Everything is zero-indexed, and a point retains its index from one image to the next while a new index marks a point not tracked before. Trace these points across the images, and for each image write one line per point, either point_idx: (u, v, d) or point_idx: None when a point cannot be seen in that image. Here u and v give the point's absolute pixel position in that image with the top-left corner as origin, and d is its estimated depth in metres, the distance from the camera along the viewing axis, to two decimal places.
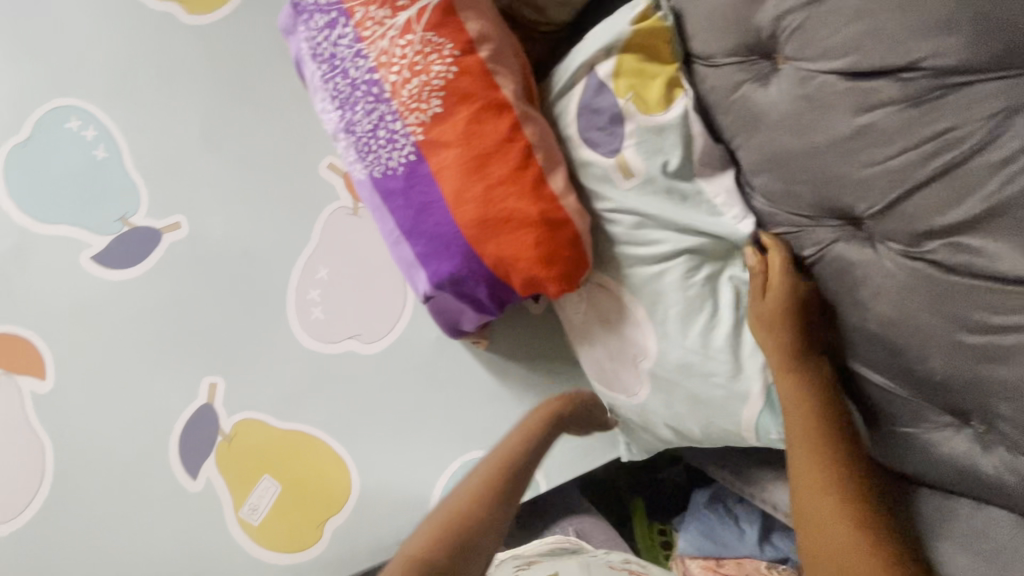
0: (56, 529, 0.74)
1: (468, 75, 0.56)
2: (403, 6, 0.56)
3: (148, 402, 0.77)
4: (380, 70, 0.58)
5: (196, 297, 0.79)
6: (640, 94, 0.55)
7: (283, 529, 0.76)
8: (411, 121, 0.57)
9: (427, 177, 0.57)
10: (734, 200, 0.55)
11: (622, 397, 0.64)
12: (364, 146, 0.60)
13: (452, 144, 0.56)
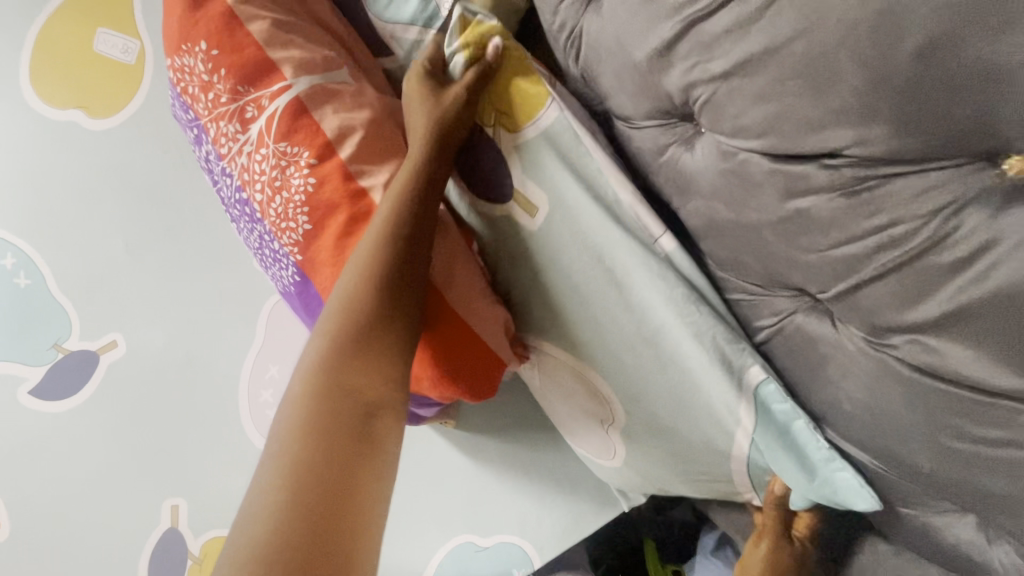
0: None
1: (329, 184, 0.49)
2: (252, 117, 0.50)
3: (110, 534, 0.73)
4: (246, 188, 0.52)
5: (143, 416, 0.74)
6: (504, 115, 0.50)
7: None
8: (286, 240, 0.51)
9: (315, 298, 0.52)
10: (648, 215, 0.48)
11: (609, 459, 0.61)
12: (260, 262, 0.57)
13: (324, 265, 0.49)
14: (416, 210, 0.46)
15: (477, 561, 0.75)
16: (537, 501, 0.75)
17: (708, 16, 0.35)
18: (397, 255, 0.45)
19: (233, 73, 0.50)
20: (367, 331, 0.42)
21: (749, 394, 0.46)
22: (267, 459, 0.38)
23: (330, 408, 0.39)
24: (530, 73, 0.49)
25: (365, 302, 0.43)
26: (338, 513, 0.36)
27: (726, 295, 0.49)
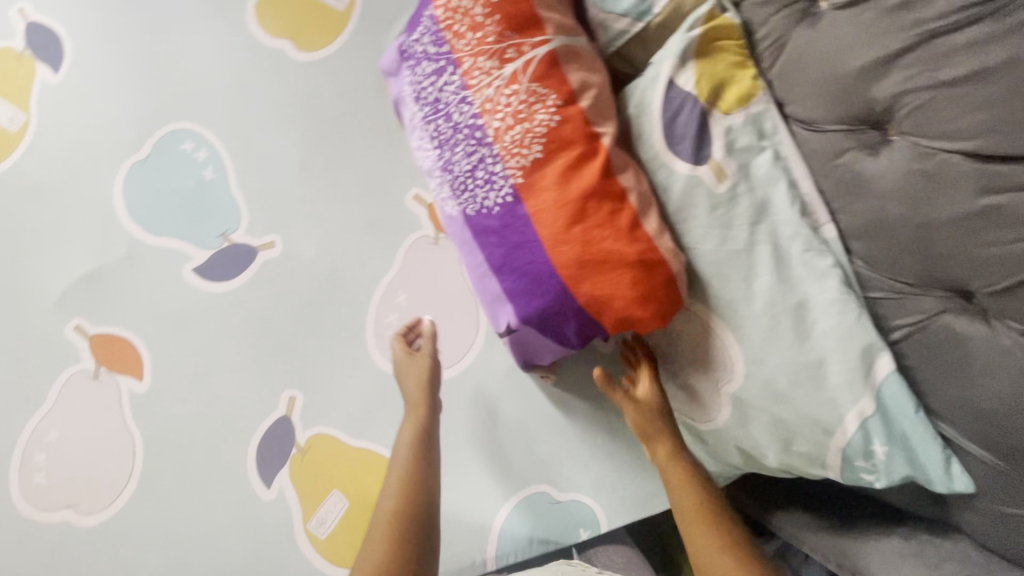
0: (135, 526, 0.78)
1: (570, 123, 0.59)
2: (511, 58, 0.60)
3: (232, 410, 0.81)
4: (484, 116, 0.61)
5: (282, 312, 0.83)
6: (719, 95, 0.59)
7: (348, 544, 0.78)
8: (512, 164, 0.60)
9: (523, 218, 0.60)
10: (818, 204, 0.57)
11: (706, 421, 0.65)
12: (460, 184, 0.63)
13: (547, 191, 0.59)
14: (434, 373, 0.74)
15: (548, 512, 0.80)
16: (615, 469, 0.80)
17: (948, 34, 0.44)
18: (430, 401, 0.72)
19: (505, 19, 0.60)
20: (421, 440, 0.69)
21: (874, 385, 0.54)
22: (371, 531, 0.61)
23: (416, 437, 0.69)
24: (755, 69, 0.59)
25: (418, 477, 0.65)
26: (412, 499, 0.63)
27: (867, 294, 0.55)
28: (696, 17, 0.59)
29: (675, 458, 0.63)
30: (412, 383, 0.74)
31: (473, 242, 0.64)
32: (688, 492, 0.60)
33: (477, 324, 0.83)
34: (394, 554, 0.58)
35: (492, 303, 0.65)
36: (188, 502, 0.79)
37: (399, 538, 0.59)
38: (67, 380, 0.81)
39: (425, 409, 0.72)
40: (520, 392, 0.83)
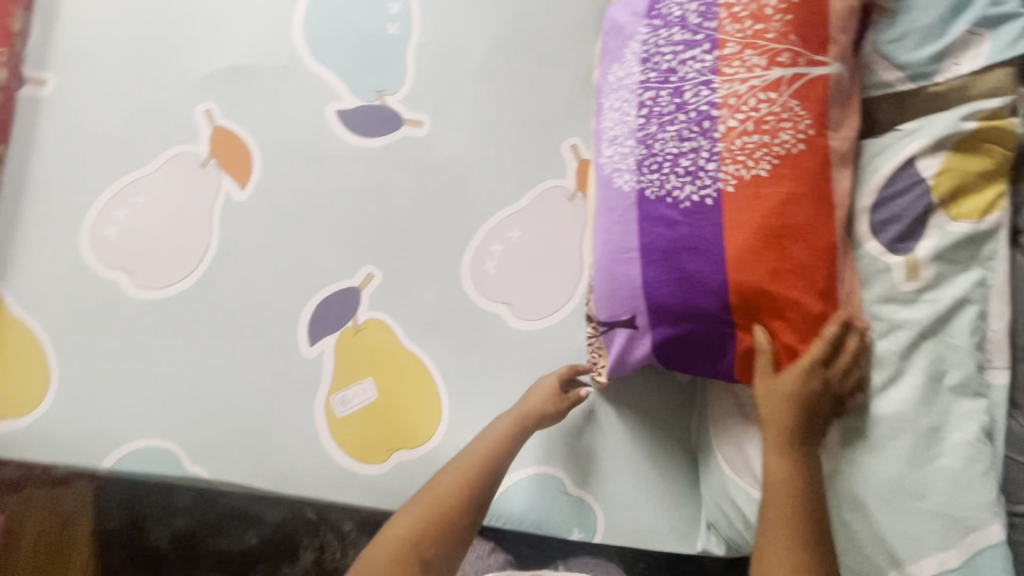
0: (176, 319, 0.77)
1: (812, 155, 0.56)
2: (782, 63, 0.56)
3: (311, 258, 0.79)
4: (721, 109, 0.58)
5: (397, 191, 0.80)
6: (955, 199, 0.55)
7: (359, 434, 0.77)
8: (729, 169, 0.57)
9: (713, 226, 0.58)
10: (1000, 346, 0.55)
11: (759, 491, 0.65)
12: (653, 163, 0.63)
13: (755, 210, 0.56)
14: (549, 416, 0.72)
15: (553, 498, 0.77)
16: (635, 491, 0.78)
17: None
18: (527, 426, 0.71)
19: (794, 23, 0.56)
20: (510, 439, 0.70)
21: (977, 546, 0.51)
22: (424, 494, 0.67)
23: (501, 436, 0.71)
24: (1003, 187, 0.55)
25: (477, 490, 0.68)
26: (469, 491, 0.67)
27: (1006, 451, 0.54)
28: (977, 110, 0.55)
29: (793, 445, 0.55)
30: (529, 404, 0.72)
31: (636, 226, 0.64)
32: (784, 484, 0.55)
33: (570, 294, 0.80)
34: (429, 531, 0.65)
35: (625, 293, 0.66)
36: (232, 321, 0.78)
37: (437, 523, 0.65)
38: (177, 155, 0.79)
39: (526, 410, 0.72)
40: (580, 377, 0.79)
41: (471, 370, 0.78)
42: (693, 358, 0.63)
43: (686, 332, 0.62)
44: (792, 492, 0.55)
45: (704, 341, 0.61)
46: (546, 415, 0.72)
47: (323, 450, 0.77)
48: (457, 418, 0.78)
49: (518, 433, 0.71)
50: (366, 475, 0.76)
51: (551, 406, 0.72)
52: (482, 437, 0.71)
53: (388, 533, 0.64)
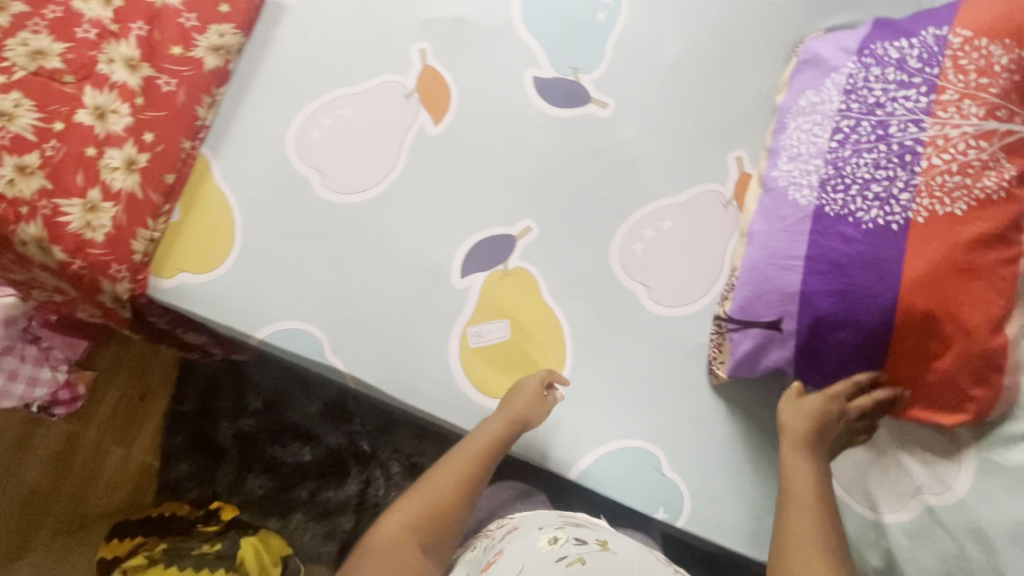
0: (351, 224, 0.85)
1: (1010, 204, 0.61)
2: (997, 117, 0.62)
3: (480, 201, 0.86)
4: (927, 147, 0.63)
5: (570, 161, 0.87)
6: None
7: (485, 368, 0.83)
8: (924, 202, 0.62)
9: (894, 249, 0.62)
10: None
11: (864, 508, 0.66)
12: (838, 183, 0.67)
13: (939, 243, 0.61)
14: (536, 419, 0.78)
15: (649, 475, 0.82)
16: (726, 488, 0.81)
17: None
18: (513, 433, 0.77)
19: (1016, 85, 0.62)
20: (497, 444, 0.76)
21: None
22: (424, 490, 0.73)
23: (489, 441, 0.76)
24: None
25: (472, 482, 0.75)
26: (461, 488, 0.75)
27: None
28: None
29: (801, 450, 0.64)
30: (518, 409, 0.77)
31: (807, 237, 0.68)
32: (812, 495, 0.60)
33: (705, 292, 0.85)
34: (424, 527, 0.71)
35: (775, 296, 0.70)
36: (400, 238, 0.86)
37: (433, 520, 0.71)
38: (386, 82, 0.88)
39: (514, 419, 0.77)
40: (698, 369, 0.84)
41: (599, 336, 0.84)
42: (834, 373, 0.67)
43: (832, 340, 0.66)
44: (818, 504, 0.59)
45: (850, 355, 0.65)
46: (535, 418, 0.78)
47: (450, 374, 0.83)
48: (575, 377, 0.84)
49: (504, 437, 0.77)
50: (483, 406, 0.83)
51: (536, 413, 0.78)
52: (472, 439, 0.77)
53: (392, 521, 0.70)
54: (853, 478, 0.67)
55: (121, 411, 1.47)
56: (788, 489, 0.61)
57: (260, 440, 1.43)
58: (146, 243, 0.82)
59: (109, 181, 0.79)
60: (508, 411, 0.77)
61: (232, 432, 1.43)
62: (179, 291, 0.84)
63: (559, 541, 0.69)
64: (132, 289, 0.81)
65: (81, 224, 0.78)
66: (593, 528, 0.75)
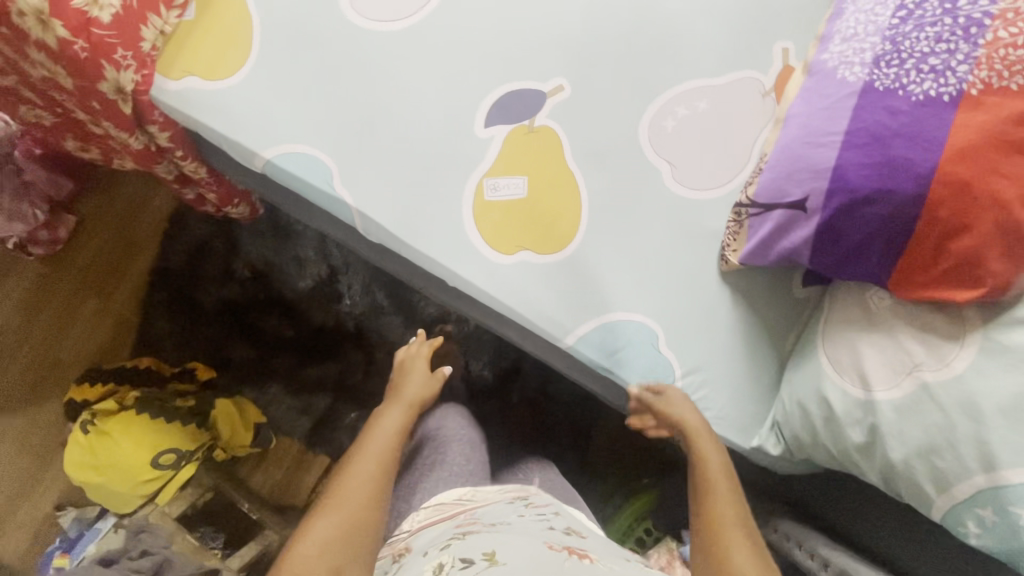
0: (378, 51, 0.81)
1: None
2: None
3: (515, 51, 0.83)
4: (996, 20, 0.63)
5: (612, 26, 0.84)
6: None
7: (496, 222, 0.81)
8: (981, 74, 0.62)
9: (941, 120, 0.63)
10: None
11: (856, 389, 0.68)
12: (894, 59, 0.67)
13: (990, 114, 0.61)
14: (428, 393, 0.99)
15: (646, 351, 0.82)
16: (718, 372, 0.82)
17: None
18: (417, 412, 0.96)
19: None
20: (405, 427, 0.91)
21: None
22: (341, 497, 0.76)
23: (397, 428, 0.90)
24: None
25: (387, 474, 0.82)
26: (378, 482, 0.80)
27: None
28: None
29: (706, 445, 0.76)
30: (409, 390, 0.97)
31: (850, 113, 0.68)
32: (716, 469, 0.74)
33: (728, 181, 0.84)
34: (347, 530, 0.72)
35: (805, 175, 0.70)
36: (427, 76, 0.82)
37: (359, 518, 0.74)
38: None
39: (420, 396, 0.97)
40: (709, 255, 0.83)
41: (616, 207, 0.83)
42: (851, 252, 0.68)
43: (858, 218, 0.66)
44: (720, 476, 0.73)
45: (875, 231, 0.66)
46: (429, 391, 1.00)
47: (461, 222, 0.81)
48: (587, 246, 0.82)
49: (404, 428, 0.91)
50: (489, 259, 0.81)
51: (432, 393, 0.99)
52: (382, 431, 0.88)
53: (314, 539, 0.70)
54: (851, 360, 0.69)
55: (101, 264, 1.42)
56: (709, 504, 0.70)
57: (243, 310, 1.40)
58: (155, 35, 0.77)
59: None
60: (404, 399, 0.95)
61: (216, 297, 1.39)
62: (187, 95, 0.79)
63: (443, 570, 0.64)
64: (137, 82, 0.76)
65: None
66: (485, 535, 0.70)
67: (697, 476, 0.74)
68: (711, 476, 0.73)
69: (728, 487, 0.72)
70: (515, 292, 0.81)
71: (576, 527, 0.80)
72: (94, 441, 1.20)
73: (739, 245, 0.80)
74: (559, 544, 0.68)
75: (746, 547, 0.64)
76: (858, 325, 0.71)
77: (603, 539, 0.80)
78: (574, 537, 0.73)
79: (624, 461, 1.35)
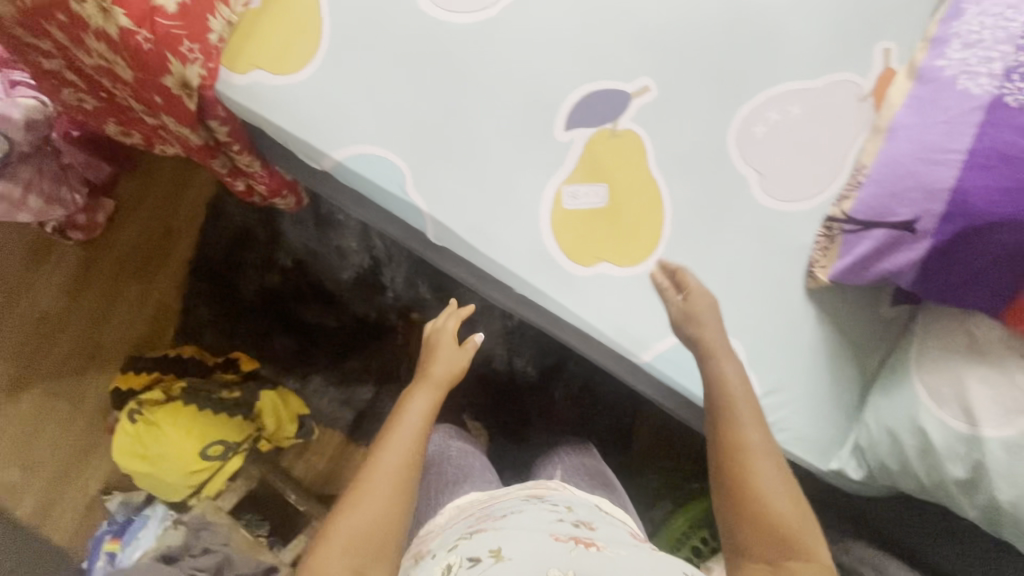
0: (454, 46, 0.76)
1: None
2: None
3: (599, 48, 0.77)
4: None
5: (702, 21, 0.78)
6: None
7: (575, 231, 0.78)
8: None
9: None
10: None
11: (961, 423, 0.66)
12: None
13: None
14: (459, 368, 0.84)
15: None
16: (799, 392, 0.80)
17: None
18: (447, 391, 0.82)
19: None
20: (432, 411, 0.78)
21: None
22: (366, 495, 0.69)
23: (425, 414, 0.78)
24: None
25: (413, 468, 0.73)
26: (406, 479, 0.71)
27: None
28: None
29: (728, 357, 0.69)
30: (438, 370, 0.82)
31: (975, 129, 0.65)
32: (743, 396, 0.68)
33: (819, 192, 0.79)
34: (373, 534, 0.66)
35: (918, 193, 0.67)
36: (504, 74, 0.77)
37: (387, 523, 0.67)
38: None
39: (451, 371, 0.83)
40: (795, 271, 0.79)
41: (699, 218, 0.79)
42: (964, 279, 0.65)
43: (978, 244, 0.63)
44: (747, 404, 0.67)
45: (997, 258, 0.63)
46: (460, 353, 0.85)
47: (538, 231, 0.78)
48: (668, 259, 0.78)
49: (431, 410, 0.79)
50: (567, 271, 0.78)
51: (462, 360, 0.84)
52: (410, 418, 0.77)
53: (339, 543, 0.65)
54: (954, 391, 0.67)
55: (140, 249, 1.39)
56: (741, 446, 0.65)
57: (285, 300, 1.37)
58: (223, 26, 0.72)
59: None
60: (433, 379, 0.81)
61: (257, 286, 1.37)
62: (254, 90, 0.74)
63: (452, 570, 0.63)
64: (203, 76, 0.72)
65: None
66: (492, 531, 0.68)
67: (723, 405, 0.67)
68: (741, 413, 0.67)
69: (760, 423, 0.67)
70: (592, 305, 0.78)
71: (588, 517, 0.76)
72: (143, 431, 1.20)
73: (828, 261, 0.77)
74: (565, 534, 0.65)
75: (789, 509, 0.62)
76: (960, 352, 0.68)
77: (613, 523, 0.77)
78: (584, 527, 0.70)
79: (665, 460, 1.35)
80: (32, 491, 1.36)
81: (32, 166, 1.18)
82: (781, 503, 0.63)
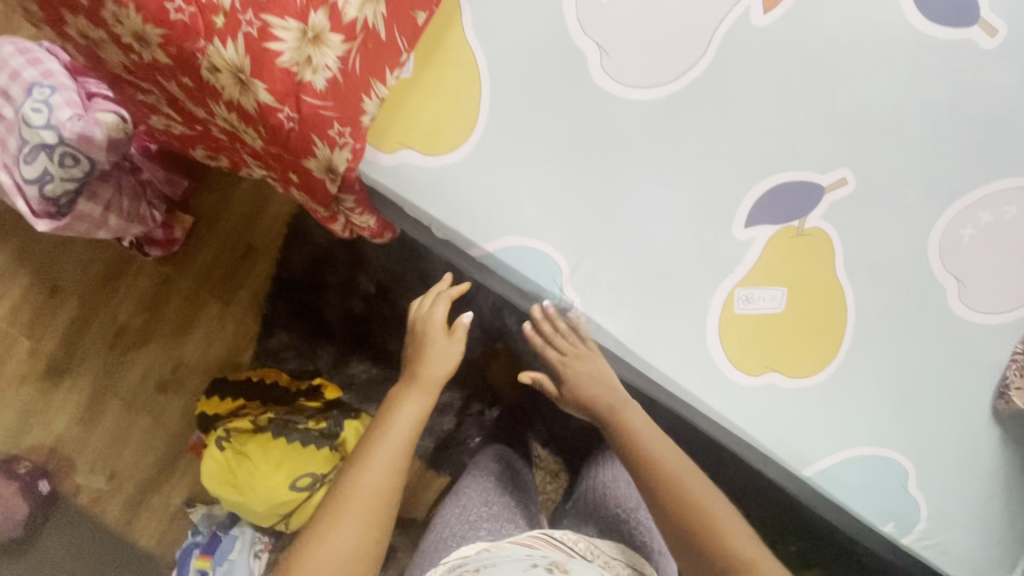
0: (629, 127, 0.66)
1: None
2: None
3: (794, 134, 0.67)
4: None
5: (915, 106, 0.67)
6: None
7: (745, 338, 0.69)
8: None
9: None
10: None
11: None
12: None
13: None
14: (451, 362, 0.83)
15: (894, 491, 0.72)
16: (970, 519, 0.73)
17: None
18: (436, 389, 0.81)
19: None
20: (420, 418, 0.78)
21: None
22: (358, 498, 0.69)
23: (411, 413, 0.78)
24: None
25: (400, 477, 0.73)
26: (397, 481, 0.72)
27: None
28: None
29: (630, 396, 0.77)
30: (429, 368, 0.81)
31: None
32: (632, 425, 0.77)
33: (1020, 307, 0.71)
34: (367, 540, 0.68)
35: None
36: (683, 161, 0.67)
37: (376, 526, 0.69)
38: None
39: (441, 373, 0.81)
40: (983, 391, 0.72)
41: (886, 329, 0.70)
42: None
43: None
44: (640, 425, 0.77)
45: None
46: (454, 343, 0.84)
47: (703, 336, 0.69)
48: (847, 373, 0.70)
49: (419, 409, 0.78)
50: (732, 380, 0.70)
51: (454, 354, 0.83)
52: (394, 425, 0.76)
53: (331, 553, 0.66)
54: None
55: (218, 267, 1.34)
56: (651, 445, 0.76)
57: (367, 326, 1.33)
58: (376, 105, 0.63)
59: (342, 5, 0.56)
60: (422, 382, 0.80)
61: (340, 311, 1.33)
62: (402, 172, 0.66)
63: None
64: (350, 161, 0.63)
65: (298, 59, 0.56)
66: None
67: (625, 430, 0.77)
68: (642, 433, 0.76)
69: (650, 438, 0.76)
70: (757, 421, 0.71)
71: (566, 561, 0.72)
72: (232, 459, 1.20)
73: None
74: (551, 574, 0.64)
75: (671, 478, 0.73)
76: None
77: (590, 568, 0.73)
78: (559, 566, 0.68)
79: None
80: (113, 502, 1.37)
81: (112, 184, 1.12)
82: (688, 476, 0.73)
